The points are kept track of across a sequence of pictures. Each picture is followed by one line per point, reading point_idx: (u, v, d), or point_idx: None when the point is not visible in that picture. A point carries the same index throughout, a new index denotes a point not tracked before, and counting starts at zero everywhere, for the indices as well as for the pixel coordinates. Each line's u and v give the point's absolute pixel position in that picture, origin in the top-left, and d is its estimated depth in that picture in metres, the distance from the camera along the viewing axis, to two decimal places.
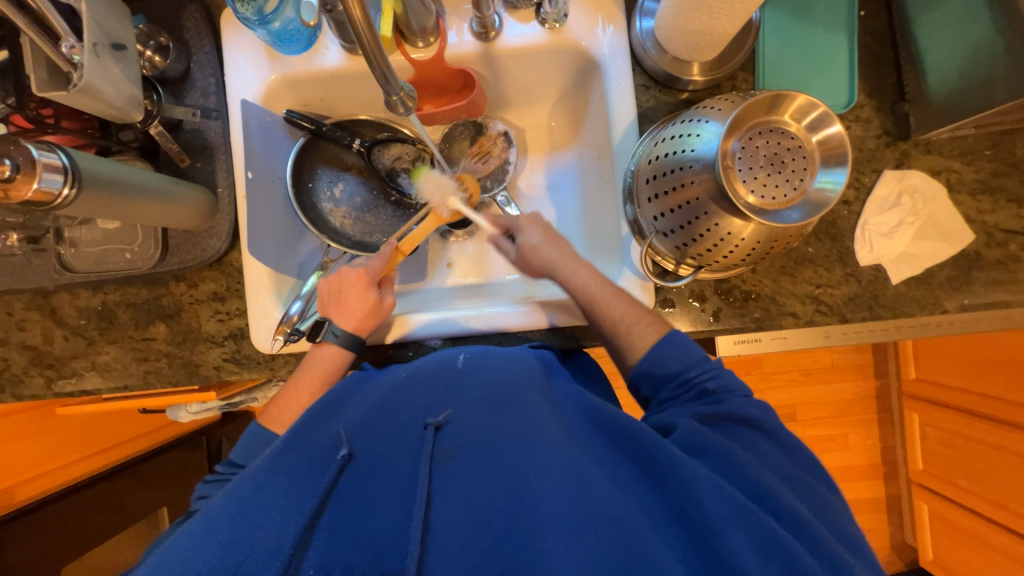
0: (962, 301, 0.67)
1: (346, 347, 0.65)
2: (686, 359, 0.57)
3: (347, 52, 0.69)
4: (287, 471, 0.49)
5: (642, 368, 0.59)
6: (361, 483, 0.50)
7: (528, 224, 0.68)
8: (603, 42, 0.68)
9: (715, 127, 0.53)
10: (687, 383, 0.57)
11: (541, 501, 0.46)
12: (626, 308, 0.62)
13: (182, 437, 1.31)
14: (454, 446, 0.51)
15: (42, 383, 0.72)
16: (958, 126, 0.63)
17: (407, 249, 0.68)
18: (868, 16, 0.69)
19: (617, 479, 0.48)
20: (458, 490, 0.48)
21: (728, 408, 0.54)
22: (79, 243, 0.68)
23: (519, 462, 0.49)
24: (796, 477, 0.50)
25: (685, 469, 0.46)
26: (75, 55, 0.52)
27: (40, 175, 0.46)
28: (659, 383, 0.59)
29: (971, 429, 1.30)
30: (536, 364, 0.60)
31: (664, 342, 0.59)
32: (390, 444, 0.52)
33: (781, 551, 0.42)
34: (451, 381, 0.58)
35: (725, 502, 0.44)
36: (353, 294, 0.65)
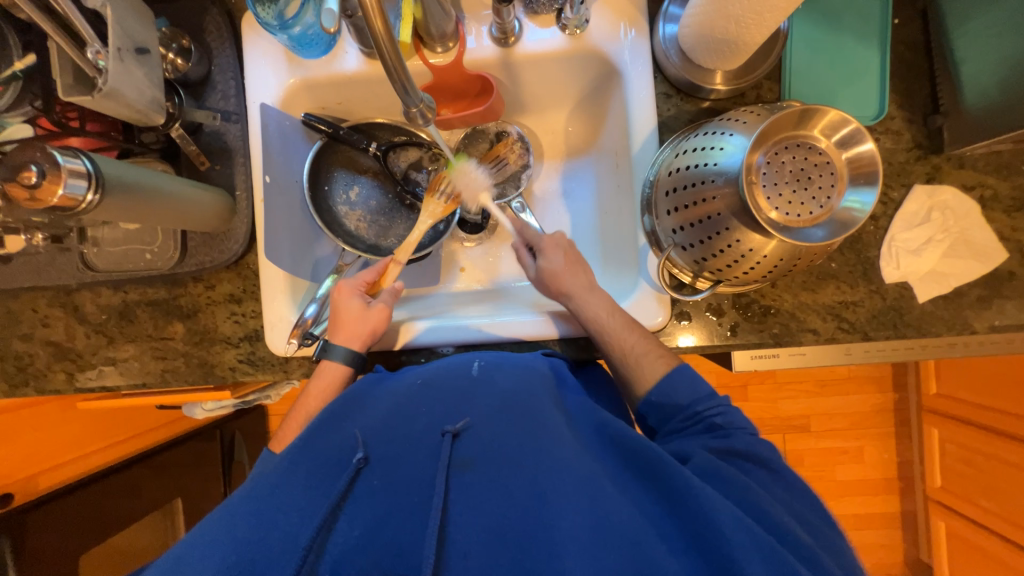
0: (992, 322, 0.64)
1: (349, 363, 0.65)
2: (694, 393, 0.58)
3: (366, 56, 0.69)
4: (304, 472, 0.51)
5: (651, 399, 0.60)
6: (376, 488, 0.50)
7: (549, 248, 0.68)
8: (624, 49, 0.67)
9: (739, 140, 0.52)
10: (696, 417, 0.57)
11: (559, 520, 0.45)
12: (637, 339, 0.61)
13: (197, 430, 1.33)
14: (470, 457, 0.51)
15: (63, 378, 0.73)
16: (996, 141, 0.61)
17: (401, 259, 0.70)
18: (902, 24, 0.67)
19: (634, 500, 0.48)
20: (474, 502, 0.48)
21: (737, 442, 0.53)
22: (101, 242, 0.69)
23: (536, 476, 0.48)
24: (812, 519, 0.49)
25: (704, 496, 0.45)
26: (100, 61, 0.53)
27: (65, 180, 0.46)
28: (667, 415, 0.59)
29: (994, 448, 1.26)
30: (548, 374, 0.60)
31: (672, 376, 0.59)
32: (406, 450, 0.52)
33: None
34: (466, 391, 0.57)
35: (747, 536, 0.43)
36: (342, 303, 0.66)
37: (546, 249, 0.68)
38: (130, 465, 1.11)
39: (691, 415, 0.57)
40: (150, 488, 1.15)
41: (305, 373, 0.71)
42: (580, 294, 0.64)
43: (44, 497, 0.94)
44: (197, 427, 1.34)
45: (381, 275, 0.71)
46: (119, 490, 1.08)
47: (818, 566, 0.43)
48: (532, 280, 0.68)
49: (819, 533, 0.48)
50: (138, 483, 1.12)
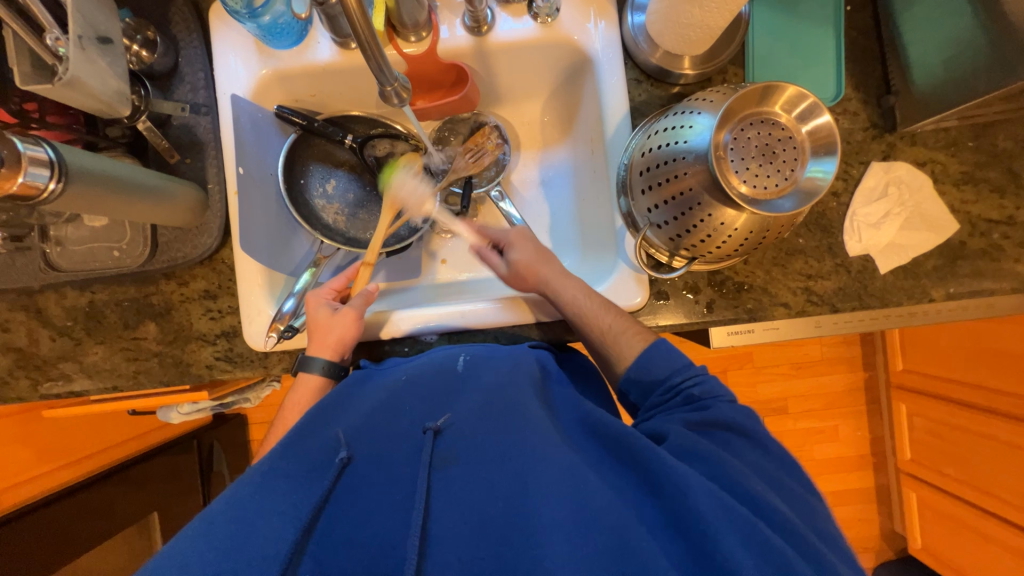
0: (947, 290, 0.68)
1: (327, 374, 0.64)
2: (671, 365, 0.60)
3: (339, 46, 0.68)
4: (285, 476, 0.49)
5: (630, 375, 0.61)
6: (359, 486, 0.50)
7: (519, 241, 0.69)
8: (595, 38, 0.69)
9: (707, 119, 0.54)
10: (673, 389, 0.59)
11: (541, 507, 0.46)
12: (613, 318, 0.63)
13: (173, 441, 1.28)
14: (452, 452, 0.52)
15: (27, 385, 0.70)
16: (942, 118, 0.65)
17: (371, 260, 0.69)
18: (854, 11, 0.70)
19: (614, 485, 0.49)
20: (457, 496, 0.48)
21: (714, 412, 0.55)
22: (65, 241, 0.67)
23: (518, 466, 0.49)
24: (785, 482, 0.51)
25: (681, 476, 0.46)
26: (60, 47, 0.51)
27: (26, 169, 0.45)
28: (647, 389, 0.61)
29: (958, 417, 1.33)
30: (533, 365, 0.61)
31: (650, 349, 0.61)
32: (390, 448, 0.53)
33: (769, 549, 0.42)
34: (451, 388, 0.59)
35: (731, 520, 0.43)
36: (312, 312, 0.65)
37: (513, 244, 0.69)
38: (102, 479, 1.07)
39: (669, 386, 0.59)
40: (124, 503, 1.10)
41: (286, 368, 0.70)
42: (552, 283, 0.65)
43: (7, 517, 0.89)
44: (172, 439, 1.29)
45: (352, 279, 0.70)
46: (91, 506, 1.03)
47: (795, 528, 0.45)
48: (504, 277, 0.68)
49: (793, 492, 0.51)
50: (111, 498, 1.07)
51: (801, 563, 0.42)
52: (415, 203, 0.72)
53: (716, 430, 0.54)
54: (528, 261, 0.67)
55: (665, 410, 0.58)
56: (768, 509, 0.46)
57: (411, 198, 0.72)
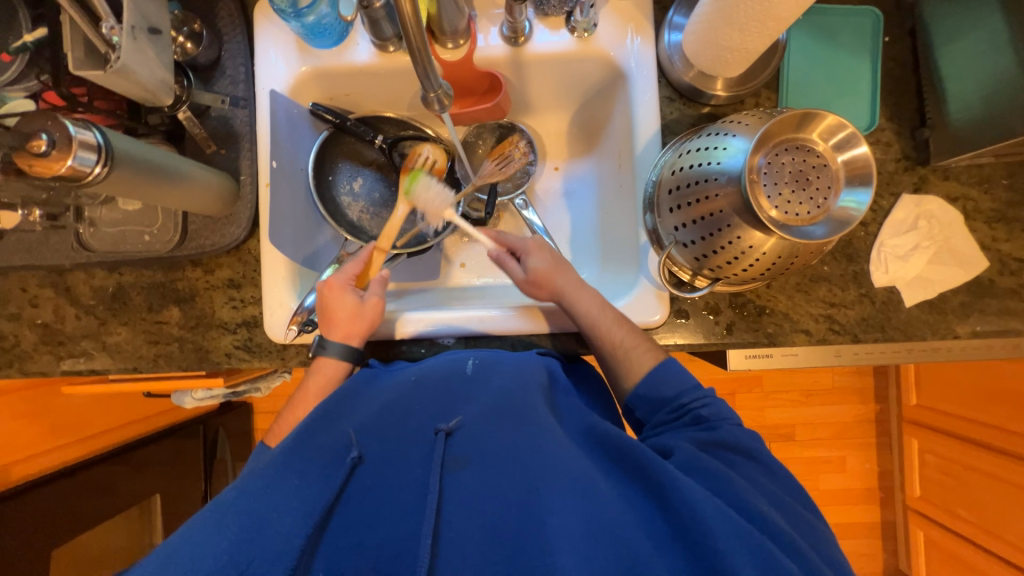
0: (973, 327, 0.67)
1: (347, 358, 0.65)
2: (681, 385, 0.59)
3: (378, 49, 0.69)
4: (297, 472, 0.49)
5: (639, 392, 0.60)
6: (370, 486, 0.50)
7: (536, 249, 0.68)
8: (631, 54, 0.69)
9: (741, 142, 0.54)
10: (682, 408, 0.58)
11: (551, 517, 0.45)
12: (626, 333, 0.62)
13: (180, 424, 1.30)
14: (464, 455, 0.51)
15: (50, 360, 0.71)
16: (977, 154, 0.64)
17: (385, 246, 0.69)
18: (892, 41, 0.70)
19: (625, 496, 0.49)
20: (468, 501, 0.48)
21: (718, 433, 0.54)
22: (99, 222, 0.68)
23: (530, 474, 0.49)
24: (787, 502, 0.50)
25: (689, 489, 0.46)
26: (114, 36, 0.53)
27: (76, 152, 0.46)
28: (655, 406, 0.60)
29: (972, 457, 1.30)
30: (543, 372, 0.61)
31: (661, 367, 0.60)
32: (400, 449, 0.52)
33: (777, 567, 0.41)
34: (461, 391, 0.58)
35: (737, 535, 0.43)
36: (334, 302, 0.64)
37: (533, 249, 0.68)
38: (109, 458, 1.08)
39: (677, 406, 0.58)
40: (128, 483, 1.11)
41: (302, 362, 0.70)
42: (569, 296, 0.64)
43: (17, 489, 0.91)
44: (180, 422, 1.30)
45: (366, 265, 0.69)
46: (98, 485, 1.04)
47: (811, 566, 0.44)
48: (520, 282, 0.67)
49: (809, 523, 0.50)
50: (115, 478, 1.08)
51: None
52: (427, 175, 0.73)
53: (717, 450, 0.53)
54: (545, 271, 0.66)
55: (666, 429, 0.57)
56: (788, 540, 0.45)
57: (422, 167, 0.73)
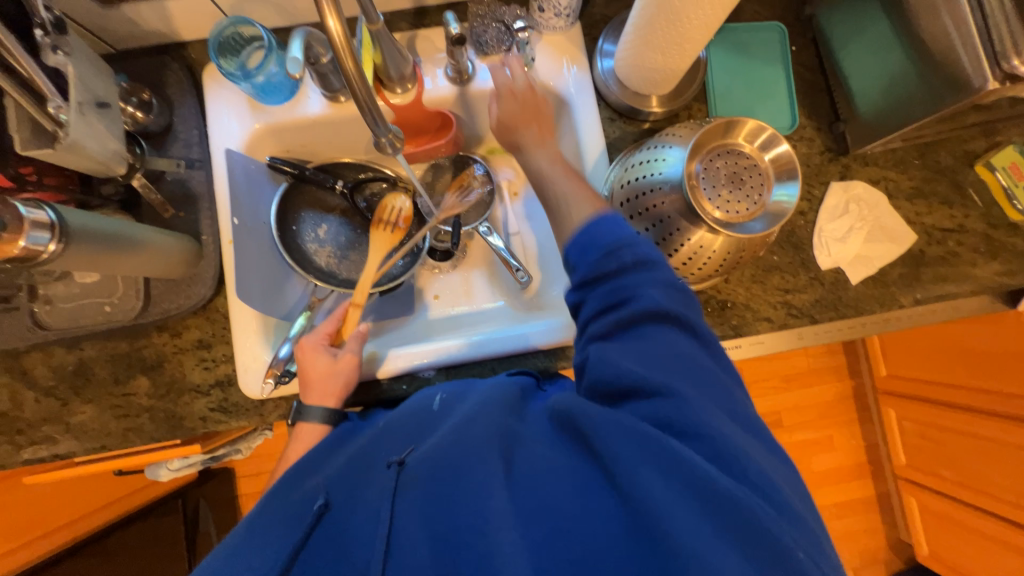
0: (915, 295, 0.72)
1: (327, 422, 0.64)
2: (615, 235, 0.52)
3: (329, 100, 0.72)
4: (263, 532, 0.49)
5: (573, 237, 0.54)
6: (332, 534, 0.47)
7: (507, 83, 0.66)
8: (569, 81, 0.74)
9: (677, 152, 0.59)
10: (610, 254, 0.51)
11: (496, 521, 0.42)
12: (572, 183, 0.60)
13: (157, 501, 1.22)
14: (416, 474, 0.47)
15: (9, 451, 0.67)
16: (888, 141, 0.71)
17: (359, 300, 0.69)
18: (800, 50, 0.78)
19: (581, 477, 0.44)
20: (420, 523, 0.44)
21: (633, 305, 0.49)
22: (54, 299, 0.66)
23: (478, 479, 0.45)
24: (746, 419, 0.47)
25: (633, 462, 0.41)
26: (62, 114, 0.53)
27: (28, 232, 0.46)
28: (583, 250, 0.52)
29: (944, 418, 1.36)
30: (513, 388, 0.58)
31: (595, 220, 0.53)
32: (361, 490, 0.50)
33: (737, 520, 0.38)
34: (427, 424, 0.57)
35: (688, 496, 0.39)
36: (308, 361, 0.65)
37: (503, 92, 0.66)
38: None
39: (609, 251, 0.51)
40: None
41: (282, 415, 0.69)
42: (528, 145, 0.64)
43: None
44: (157, 499, 1.23)
45: (342, 324, 0.70)
46: None
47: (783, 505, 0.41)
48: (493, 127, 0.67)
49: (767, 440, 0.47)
50: None
51: (768, 515, 0.39)
52: (396, 224, 0.72)
53: (634, 330, 0.49)
54: (506, 110, 0.65)
55: (587, 295, 0.52)
56: (758, 480, 0.41)
57: (392, 218, 0.72)
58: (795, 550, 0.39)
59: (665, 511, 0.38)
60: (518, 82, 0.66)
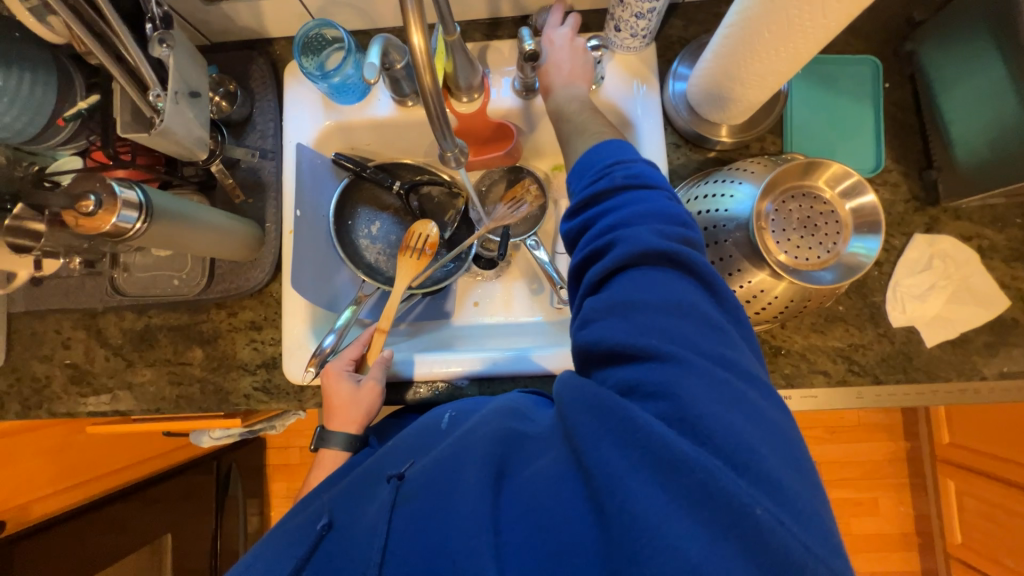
0: (1000, 367, 0.65)
1: (349, 447, 0.66)
2: (613, 154, 0.51)
3: (397, 103, 0.74)
4: (274, 548, 0.50)
5: (573, 166, 0.54)
6: (333, 555, 0.47)
7: (562, 38, 0.67)
8: (637, 101, 0.73)
9: (748, 189, 0.56)
10: (602, 173, 0.50)
11: (467, 514, 0.41)
12: (598, 121, 0.60)
13: (196, 460, 1.31)
14: (414, 487, 0.46)
15: (77, 401, 0.74)
16: (988, 195, 0.64)
17: (386, 326, 0.71)
18: (894, 87, 0.72)
19: (557, 466, 0.42)
20: (410, 538, 0.43)
21: (616, 255, 0.45)
22: (132, 267, 0.72)
23: (456, 477, 0.44)
24: (737, 372, 0.40)
25: (594, 442, 0.39)
26: (159, 102, 0.57)
27: (120, 211, 0.50)
28: (583, 172, 0.52)
29: (1012, 501, 1.22)
30: (522, 398, 0.56)
31: (597, 146, 0.53)
32: (364, 506, 0.50)
33: (700, 496, 0.34)
34: (431, 440, 0.55)
35: (643, 469, 0.36)
36: (333, 387, 0.66)
37: (552, 47, 0.67)
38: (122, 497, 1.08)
39: (610, 212, 0.47)
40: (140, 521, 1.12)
41: (319, 403, 0.71)
42: (560, 85, 0.66)
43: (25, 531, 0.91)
44: (196, 458, 1.31)
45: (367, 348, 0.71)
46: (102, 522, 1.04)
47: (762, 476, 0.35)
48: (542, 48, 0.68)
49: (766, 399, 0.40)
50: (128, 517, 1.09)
51: (739, 485, 0.34)
52: (422, 250, 0.73)
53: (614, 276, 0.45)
54: (551, 63, 0.66)
55: (578, 247, 0.49)
56: (735, 449, 0.36)
57: (419, 244, 0.73)
58: (774, 521, 0.33)
59: (618, 487, 0.36)
60: (562, 35, 0.67)
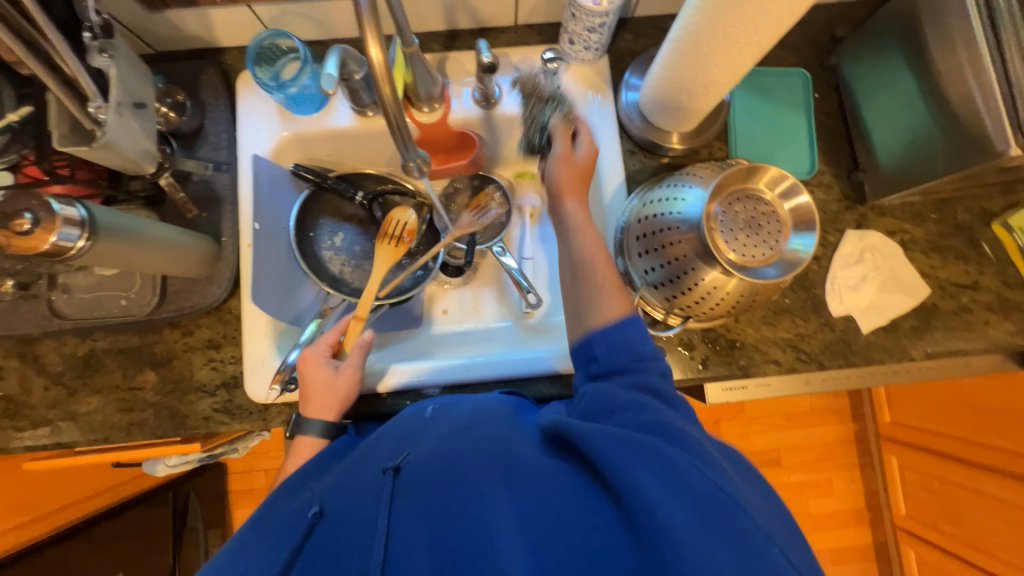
0: (925, 348, 0.72)
1: (326, 436, 0.63)
2: (636, 337, 0.53)
3: (357, 113, 0.74)
4: (256, 542, 0.49)
5: (583, 310, 0.55)
6: (325, 538, 0.47)
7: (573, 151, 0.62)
8: (592, 110, 0.76)
9: (698, 192, 0.59)
10: (627, 354, 0.52)
11: (488, 515, 0.43)
12: (610, 270, 0.57)
13: (149, 492, 1.22)
14: (412, 480, 0.48)
15: (12, 436, 0.68)
16: (906, 194, 0.71)
17: (364, 316, 0.68)
18: (822, 97, 0.79)
19: (572, 478, 0.44)
20: (414, 531, 0.44)
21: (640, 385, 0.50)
22: (73, 289, 0.68)
23: (471, 479, 0.46)
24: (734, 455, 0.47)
25: (609, 447, 0.42)
26: (101, 114, 0.55)
27: (59, 228, 0.47)
28: (604, 348, 0.53)
29: (946, 471, 1.34)
30: (506, 402, 0.59)
31: (623, 307, 0.54)
32: (358, 495, 0.50)
33: (718, 517, 0.38)
34: (418, 428, 0.56)
35: (666, 481, 0.40)
36: (310, 374, 0.64)
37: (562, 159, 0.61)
38: None
39: (636, 358, 0.52)
40: None
41: (285, 421, 0.69)
42: (572, 221, 0.60)
43: None
44: (149, 490, 1.23)
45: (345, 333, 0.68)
46: None
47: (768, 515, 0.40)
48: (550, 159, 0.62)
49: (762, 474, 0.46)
50: None
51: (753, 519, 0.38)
52: (400, 237, 0.72)
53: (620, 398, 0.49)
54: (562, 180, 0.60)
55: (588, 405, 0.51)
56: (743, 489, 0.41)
57: (397, 231, 0.72)
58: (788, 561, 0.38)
59: (647, 500, 0.38)
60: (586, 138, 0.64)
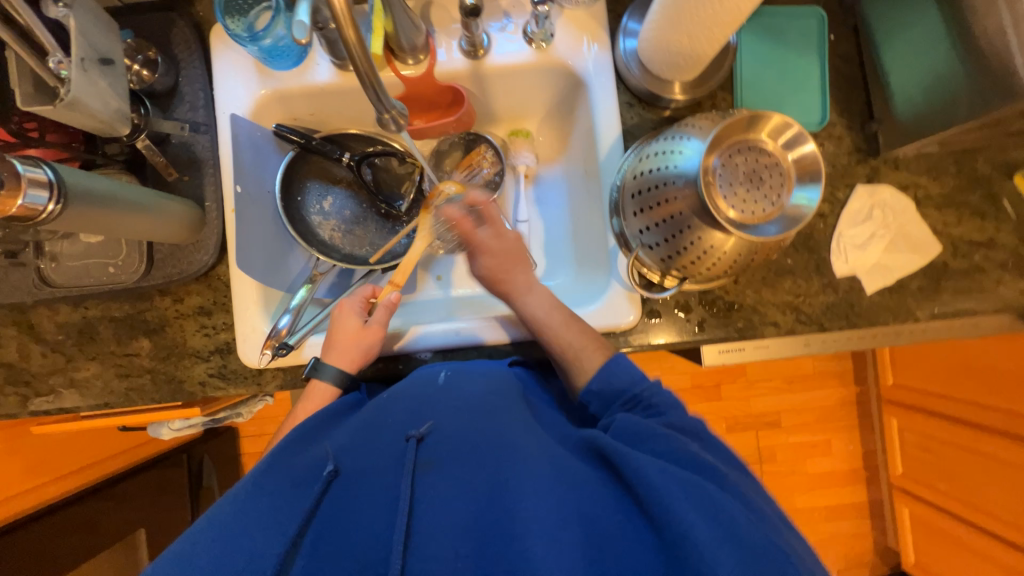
0: (932, 309, 0.70)
1: (339, 384, 0.65)
2: (632, 377, 0.59)
3: (338, 68, 0.70)
4: (269, 493, 0.49)
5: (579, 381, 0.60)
6: (345, 499, 0.48)
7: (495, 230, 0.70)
8: (588, 60, 0.71)
9: (695, 144, 0.56)
10: (635, 397, 0.57)
11: (519, 503, 0.44)
12: (575, 334, 0.64)
13: (163, 454, 1.27)
14: (433, 456, 0.50)
15: (16, 402, 0.69)
16: (922, 144, 0.67)
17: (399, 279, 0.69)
18: (838, 40, 0.73)
19: (595, 480, 0.47)
20: (440, 502, 0.46)
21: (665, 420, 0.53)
22: (60, 257, 0.67)
23: (500, 464, 0.48)
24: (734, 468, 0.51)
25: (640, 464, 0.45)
26: (63, 70, 0.52)
27: (26, 190, 0.45)
28: (606, 396, 0.59)
29: (947, 432, 1.34)
30: (513, 380, 0.63)
31: (609, 361, 0.61)
32: (375, 460, 0.51)
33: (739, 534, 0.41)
34: (432, 395, 0.58)
35: (691, 493, 0.43)
36: (340, 320, 0.67)
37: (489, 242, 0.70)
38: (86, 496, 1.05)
39: (634, 393, 0.57)
40: (109, 518, 1.09)
41: (279, 386, 0.70)
42: (522, 291, 0.67)
43: None
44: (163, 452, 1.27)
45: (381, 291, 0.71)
46: (73, 523, 1.02)
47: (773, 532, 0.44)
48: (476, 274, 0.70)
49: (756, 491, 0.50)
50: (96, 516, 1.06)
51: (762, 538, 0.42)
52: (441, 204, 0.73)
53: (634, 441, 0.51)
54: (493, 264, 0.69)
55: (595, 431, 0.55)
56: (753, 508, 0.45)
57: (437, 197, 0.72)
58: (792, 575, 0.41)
59: (677, 513, 0.40)
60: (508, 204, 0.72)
